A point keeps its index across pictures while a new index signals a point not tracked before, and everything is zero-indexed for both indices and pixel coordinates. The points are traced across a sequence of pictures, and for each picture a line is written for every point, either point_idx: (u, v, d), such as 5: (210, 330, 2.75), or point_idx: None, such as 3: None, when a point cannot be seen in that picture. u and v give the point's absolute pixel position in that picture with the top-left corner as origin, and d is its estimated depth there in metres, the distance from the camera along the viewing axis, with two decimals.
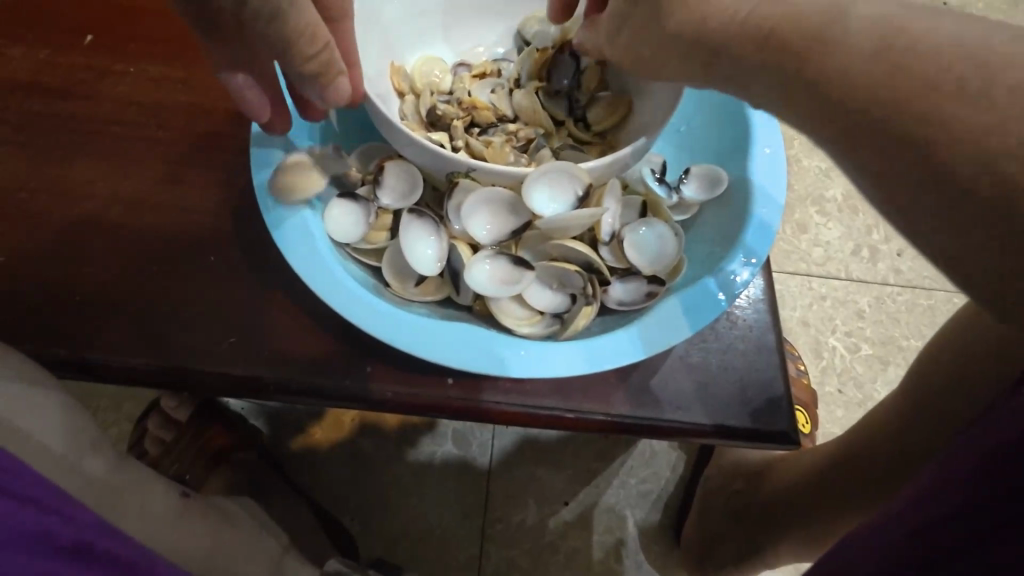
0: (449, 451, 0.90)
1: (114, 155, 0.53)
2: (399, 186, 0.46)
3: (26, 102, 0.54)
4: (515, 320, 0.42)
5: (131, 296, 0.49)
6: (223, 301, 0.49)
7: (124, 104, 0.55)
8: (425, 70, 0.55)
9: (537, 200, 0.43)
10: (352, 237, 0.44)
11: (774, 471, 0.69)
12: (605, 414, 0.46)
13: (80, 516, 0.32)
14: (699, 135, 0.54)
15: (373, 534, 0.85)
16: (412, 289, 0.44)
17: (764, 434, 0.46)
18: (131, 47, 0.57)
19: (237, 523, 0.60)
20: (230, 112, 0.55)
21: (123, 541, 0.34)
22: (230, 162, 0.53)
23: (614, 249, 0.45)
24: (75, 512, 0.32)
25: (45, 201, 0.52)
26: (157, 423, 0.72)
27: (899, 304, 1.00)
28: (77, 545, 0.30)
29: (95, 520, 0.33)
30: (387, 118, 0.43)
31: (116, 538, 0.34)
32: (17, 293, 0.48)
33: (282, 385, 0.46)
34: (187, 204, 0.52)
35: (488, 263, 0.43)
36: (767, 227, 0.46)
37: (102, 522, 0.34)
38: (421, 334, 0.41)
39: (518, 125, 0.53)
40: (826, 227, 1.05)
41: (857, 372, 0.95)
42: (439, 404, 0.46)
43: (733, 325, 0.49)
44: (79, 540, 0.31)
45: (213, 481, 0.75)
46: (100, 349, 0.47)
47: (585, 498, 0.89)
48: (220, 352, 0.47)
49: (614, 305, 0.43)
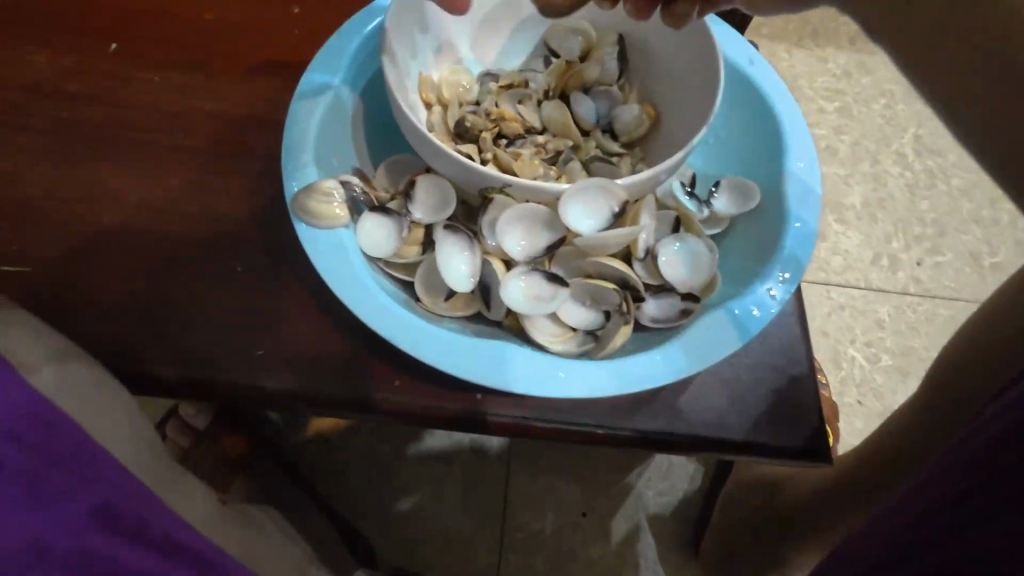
0: (466, 459, 0.90)
1: (143, 164, 0.53)
2: (430, 201, 0.46)
3: (52, 109, 0.54)
4: (548, 336, 0.42)
5: (161, 306, 0.48)
6: (253, 312, 0.49)
7: (151, 112, 0.55)
8: (451, 81, 0.54)
9: (573, 216, 0.42)
10: (384, 251, 0.44)
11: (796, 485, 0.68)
12: (634, 430, 0.45)
13: (154, 507, 0.34)
14: (731, 146, 0.53)
15: (389, 542, 0.85)
16: (442, 304, 0.44)
17: (797, 451, 0.45)
18: (160, 54, 0.57)
19: (263, 531, 0.61)
20: (258, 121, 0.55)
21: (191, 532, 0.36)
22: (259, 172, 0.53)
23: (648, 266, 0.44)
24: (149, 504, 0.34)
25: (74, 209, 0.51)
26: (176, 429, 0.73)
27: (919, 314, 0.99)
28: (157, 541, 0.33)
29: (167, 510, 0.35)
30: (422, 132, 0.43)
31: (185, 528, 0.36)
32: (46, 302, 0.48)
33: (312, 398, 0.46)
34: (216, 214, 0.52)
35: (522, 280, 0.43)
36: (802, 244, 0.46)
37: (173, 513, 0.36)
38: (454, 352, 0.41)
39: (547, 136, 0.52)
40: (845, 235, 1.05)
41: (877, 382, 0.94)
42: (470, 420, 0.45)
43: (764, 340, 0.49)
44: (158, 536, 0.33)
45: (237, 485, 0.73)
46: (129, 359, 0.47)
47: (602, 508, 0.89)
48: (250, 364, 0.47)
49: (649, 322, 0.43)
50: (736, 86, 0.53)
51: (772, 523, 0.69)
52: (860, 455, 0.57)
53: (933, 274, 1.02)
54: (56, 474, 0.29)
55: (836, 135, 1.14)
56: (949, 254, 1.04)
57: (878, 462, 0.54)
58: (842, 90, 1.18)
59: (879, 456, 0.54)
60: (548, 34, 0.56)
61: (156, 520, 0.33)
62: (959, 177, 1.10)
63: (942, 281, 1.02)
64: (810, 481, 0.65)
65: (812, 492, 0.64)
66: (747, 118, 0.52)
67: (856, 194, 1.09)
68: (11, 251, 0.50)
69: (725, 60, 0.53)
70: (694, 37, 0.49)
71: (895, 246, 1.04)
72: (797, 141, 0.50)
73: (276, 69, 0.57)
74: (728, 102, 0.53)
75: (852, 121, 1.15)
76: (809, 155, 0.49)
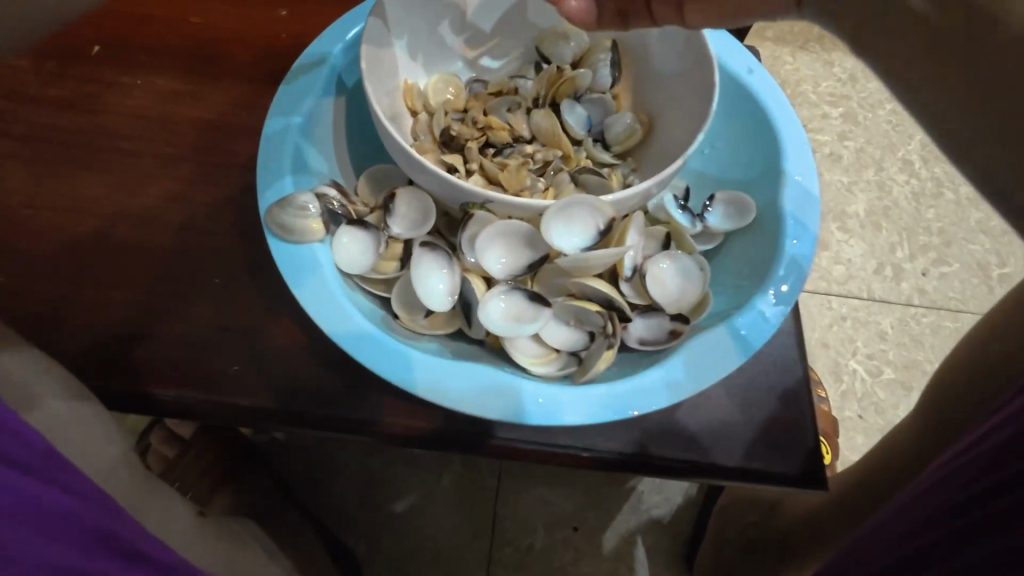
0: (457, 470, 0.88)
1: (121, 172, 0.52)
2: (411, 215, 0.44)
3: (31, 114, 0.53)
4: (528, 358, 0.41)
5: (135, 319, 0.47)
6: (229, 327, 0.47)
7: (131, 118, 0.54)
8: (438, 88, 0.53)
9: (557, 234, 0.41)
10: (361, 267, 0.42)
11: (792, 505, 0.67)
12: (621, 453, 0.44)
13: (122, 517, 0.33)
14: (726, 157, 0.51)
15: (378, 553, 0.84)
16: (422, 321, 0.42)
17: (791, 478, 0.43)
18: (141, 59, 0.56)
19: (245, 547, 0.60)
20: (239, 128, 0.54)
21: (156, 545, 0.35)
22: (239, 180, 0.52)
23: (636, 285, 0.43)
24: (118, 514, 0.33)
25: (50, 218, 0.50)
26: (161, 439, 0.73)
27: (924, 326, 0.97)
28: (125, 551, 0.32)
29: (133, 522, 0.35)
30: (401, 144, 0.41)
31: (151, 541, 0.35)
32: (19, 314, 0.47)
33: (289, 416, 0.45)
34: (194, 224, 0.50)
35: (502, 299, 0.41)
36: (799, 261, 0.44)
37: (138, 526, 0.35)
38: (433, 374, 0.39)
39: (536, 146, 0.50)
40: (848, 244, 1.03)
41: (879, 396, 0.92)
42: (450, 441, 0.44)
43: (758, 361, 0.47)
44: (125, 545, 0.32)
45: (218, 499, 0.71)
46: (102, 374, 0.45)
47: (595, 521, 0.87)
48: (225, 380, 0.46)
49: (635, 343, 0.41)
50: (733, 96, 0.51)
51: (766, 544, 0.68)
52: (856, 479, 0.56)
53: (938, 286, 1.00)
54: (26, 481, 0.28)
55: (839, 141, 1.12)
56: (955, 265, 1.02)
57: (874, 487, 0.52)
58: (847, 94, 1.16)
59: (877, 480, 0.52)
60: (539, 41, 0.54)
61: (124, 530, 0.32)
62: (967, 185, 1.07)
63: (948, 293, 0.99)
64: (805, 502, 0.63)
65: (806, 514, 0.62)
66: (743, 129, 0.50)
67: (860, 203, 1.06)
68: None
69: (721, 68, 0.51)
70: (687, 46, 0.48)
71: (899, 256, 1.02)
72: (794, 153, 0.48)
73: (260, 73, 0.56)
74: (723, 111, 0.51)
75: (857, 126, 1.12)
76: (806, 167, 0.47)
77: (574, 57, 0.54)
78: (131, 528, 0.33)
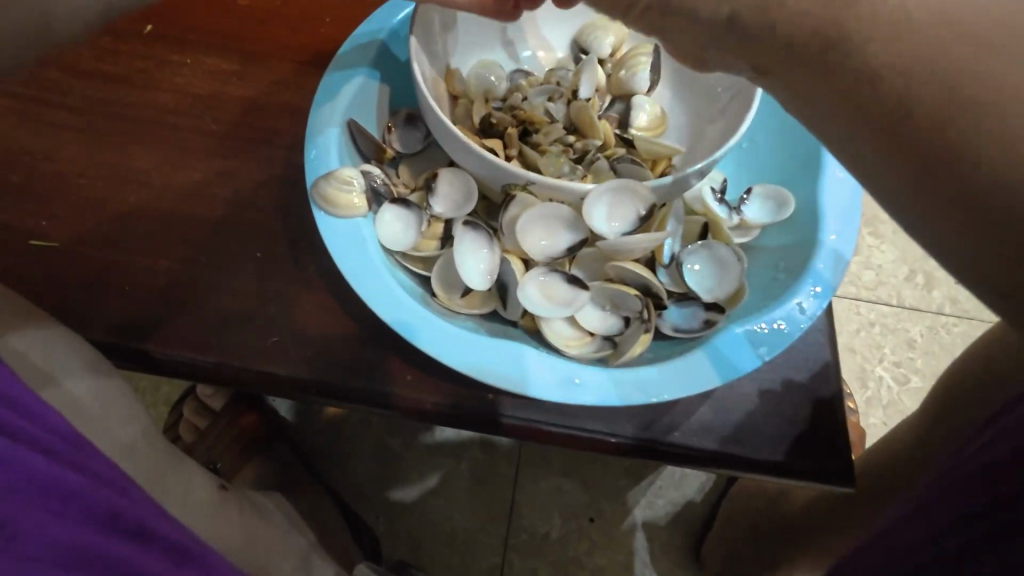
0: (474, 455, 0.89)
1: (168, 145, 0.53)
2: (453, 195, 0.45)
3: (87, 89, 0.55)
4: (565, 340, 0.42)
5: (180, 289, 0.49)
6: (270, 299, 0.49)
7: (181, 95, 0.55)
8: (480, 74, 0.52)
9: (597, 218, 0.42)
10: (403, 244, 0.44)
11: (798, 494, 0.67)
12: (650, 441, 0.44)
13: (134, 496, 0.35)
14: (764, 153, 0.51)
15: (396, 534, 0.86)
16: (458, 300, 0.43)
17: (822, 475, 0.43)
18: (189, 37, 0.57)
19: (269, 517, 0.62)
20: (283, 108, 0.55)
21: (170, 524, 0.37)
22: (283, 158, 0.53)
23: (672, 272, 0.44)
24: (130, 494, 0.35)
25: (101, 187, 0.52)
26: (192, 410, 0.75)
27: (954, 336, 0.95)
28: (136, 529, 0.33)
29: (144, 501, 0.36)
30: (448, 125, 0.42)
31: (162, 518, 0.37)
32: (70, 278, 0.49)
33: (325, 388, 0.46)
34: (238, 199, 0.52)
35: (541, 280, 0.42)
36: (837, 255, 0.44)
37: (152, 504, 0.37)
38: (466, 348, 0.40)
39: (576, 136, 0.50)
40: (879, 249, 1.01)
41: (905, 405, 0.91)
42: (480, 420, 0.45)
43: (789, 356, 0.47)
44: (136, 523, 0.34)
45: (245, 470, 0.77)
46: (147, 339, 0.47)
47: (610, 514, 0.88)
48: (264, 350, 0.47)
49: (671, 331, 0.42)
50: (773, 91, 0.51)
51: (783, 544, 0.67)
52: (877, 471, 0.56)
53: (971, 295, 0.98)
54: (37, 461, 0.30)
55: None
56: None
57: None
58: None
59: None
60: (580, 32, 0.55)
61: (134, 508, 0.34)
62: None
63: (980, 304, 0.98)
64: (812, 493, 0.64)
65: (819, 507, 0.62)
66: (784, 125, 0.50)
67: None
68: (41, 225, 0.51)
69: None
70: None
71: (933, 264, 1.00)
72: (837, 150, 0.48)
73: (306, 55, 0.57)
74: (764, 108, 0.51)
75: None
76: None
77: (612, 52, 0.55)
78: (141, 506, 0.35)
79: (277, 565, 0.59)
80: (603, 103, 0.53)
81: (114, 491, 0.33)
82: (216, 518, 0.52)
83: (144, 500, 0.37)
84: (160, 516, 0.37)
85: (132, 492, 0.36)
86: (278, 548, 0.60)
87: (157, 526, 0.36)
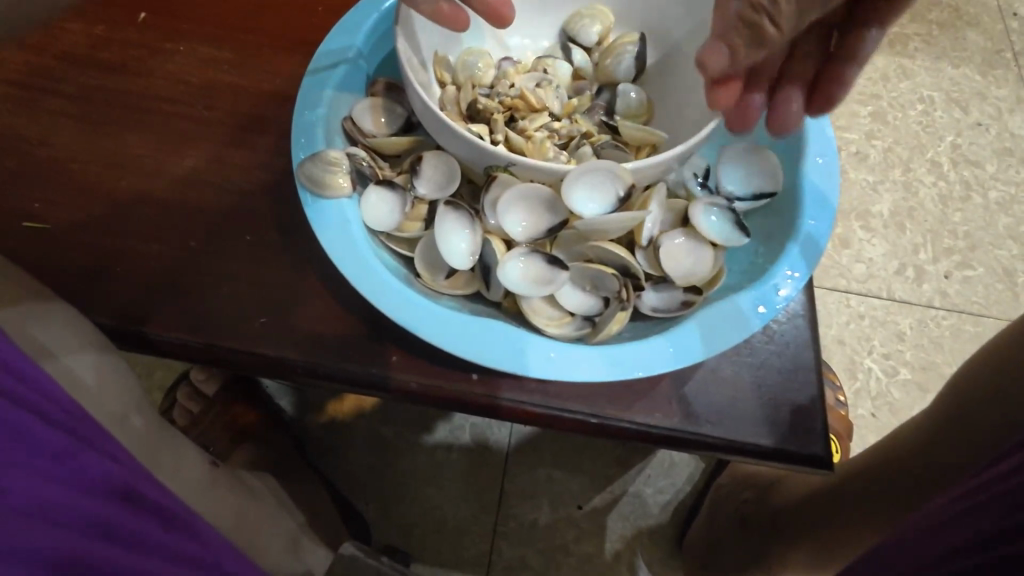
0: (465, 444, 0.90)
1: (161, 132, 0.54)
2: (435, 178, 0.46)
3: (82, 76, 0.56)
4: (545, 319, 0.43)
5: (169, 272, 0.49)
6: (258, 282, 0.49)
7: (174, 82, 0.56)
8: (469, 61, 0.52)
9: (577, 200, 0.43)
10: (386, 224, 0.44)
11: (784, 484, 0.68)
12: (627, 422, 0.45)
13: (126, 461, 0.36)
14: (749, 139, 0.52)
15: (386, 520, 0.87)
16: (442, 281, 0.44)
17: (798, 456, 0.44)
18: (183, 26, 0.58)
19: (260, 498, 0.63)
20: (275, 95, 0.56)
21: (160, 488, 0.38)
22: (274, 144, 0.54)
23: (650, 255, 0.44)
24: (122, 459, 0.36)
25: (96, 172, 0.53)
26: (188, 395, 0.78)
27: (943, 329, 0.96)
28: (125, 494, 0.34)
29: (140, 470, 0.37)
30: (431, 107, 0.43)
31: (155, 485, 0.38)
32: (62, 260, 0.50)
33: (311, 367, 0.47)
34: (230, 184, 0.53)
35: (521, 261, 0.43)
36: (815, 238, 0.45)
37: (145, 472, 0.38)
38: (444, 326, 0.41)
39: (563, 122, 0.50)
40: (870, 243, 1.01)
41: (893, 397, 0.92)
42: (463, 400, 0.46)
43: (770, 340, 0.47)
44: (126, 488, 0.34)
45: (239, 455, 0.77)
46: (138, 320, 0.48)
47: (600, 502, 0.88)
48: (252, 331, 0.48)
49: (648, 311, 0.43)
50: None
51: (767, 530, 0.68)
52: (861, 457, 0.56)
53: (961, 289, 0.99)
54: (30, 420, 0.31)
55: (866, 140, 1.10)
56: (980, 269, 1.01)
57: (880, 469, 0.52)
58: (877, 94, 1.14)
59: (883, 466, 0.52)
60: (568, 21, 0.55)
61: (126, 472, 0.35)
62: (964, 224, 1.03)
63: (969, 297, 0.98)
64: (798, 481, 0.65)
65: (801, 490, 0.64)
66: None
67: (885, 202, 1.05)
68: (34, 209, 0.51)
69: None
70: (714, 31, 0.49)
71: (922, 257, 1.01)
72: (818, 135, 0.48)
73: (298, 44, 0.58)
74: None
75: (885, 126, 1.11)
76: (830, 150, 0.48)
77: (598, 39, 0.55)
78: (133, 473, 0.36)
79: (266, 544, 0.60)
80: (591, 91, 0.53)
81: (105, 456, 0.34)
82: (203, 499, 0.53)
83: (138, 469, 0.37)
84: (152, 483, 0.37)
85: (125, 460, 0.36)
86: (266, 529, 0.61)
87: (150, 492, 0.36)
